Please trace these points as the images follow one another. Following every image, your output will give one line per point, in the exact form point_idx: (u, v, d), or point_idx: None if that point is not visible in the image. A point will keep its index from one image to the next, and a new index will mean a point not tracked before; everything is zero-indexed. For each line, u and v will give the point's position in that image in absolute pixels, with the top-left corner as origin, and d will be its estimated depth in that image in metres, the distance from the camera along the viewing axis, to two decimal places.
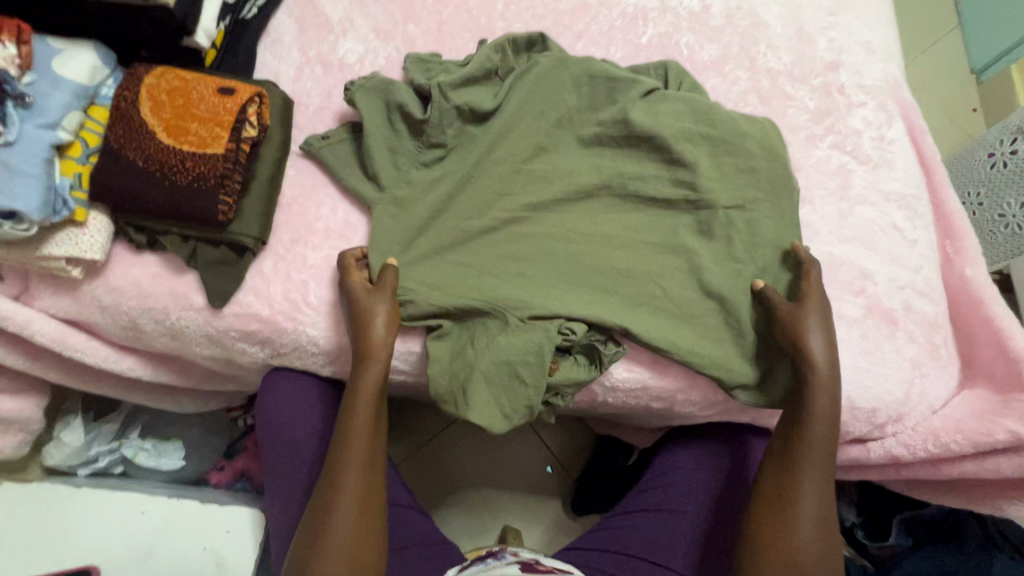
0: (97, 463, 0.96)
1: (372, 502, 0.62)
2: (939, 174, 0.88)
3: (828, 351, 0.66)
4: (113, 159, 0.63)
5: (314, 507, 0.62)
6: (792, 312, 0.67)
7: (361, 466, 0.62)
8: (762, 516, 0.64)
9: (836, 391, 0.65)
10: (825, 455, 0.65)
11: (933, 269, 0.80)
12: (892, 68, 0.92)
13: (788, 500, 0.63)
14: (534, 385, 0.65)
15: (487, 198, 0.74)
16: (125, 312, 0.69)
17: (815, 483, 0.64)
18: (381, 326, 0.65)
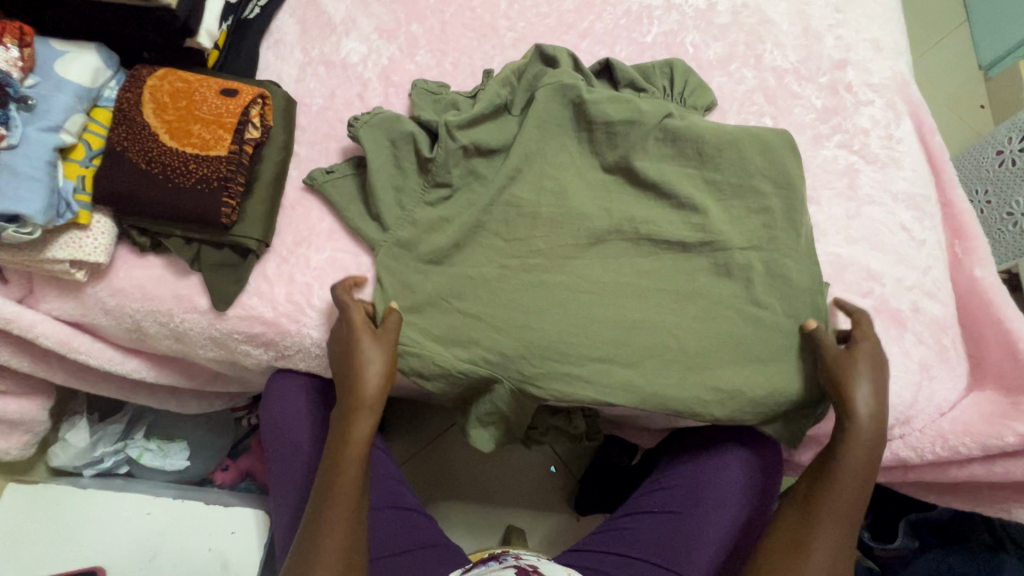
0: (102, 464, 0.96)
1: (354, 552, 0.60)
2: (948, 174, 0.87)
3: (875, 403, 0.66)
4: (115, 162, 0.63)
5: (295, 560, 0.60)
6: (840, 358, 0.67)
7: (349, 516, 0.61)
8: (774, 557, 0.65)
9: (874, 442, 0.66)
10: (847, 502, 0.65)
11: (941, 269, 0.79)
12: (900, 65, 0.91)
13: (803, 542, 0.64)
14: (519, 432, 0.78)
15: (497, 247, 0.74)
16: (129, 315, 0.69)
17: (834, 530, 0.64)
18: (375, 373, 0.65)
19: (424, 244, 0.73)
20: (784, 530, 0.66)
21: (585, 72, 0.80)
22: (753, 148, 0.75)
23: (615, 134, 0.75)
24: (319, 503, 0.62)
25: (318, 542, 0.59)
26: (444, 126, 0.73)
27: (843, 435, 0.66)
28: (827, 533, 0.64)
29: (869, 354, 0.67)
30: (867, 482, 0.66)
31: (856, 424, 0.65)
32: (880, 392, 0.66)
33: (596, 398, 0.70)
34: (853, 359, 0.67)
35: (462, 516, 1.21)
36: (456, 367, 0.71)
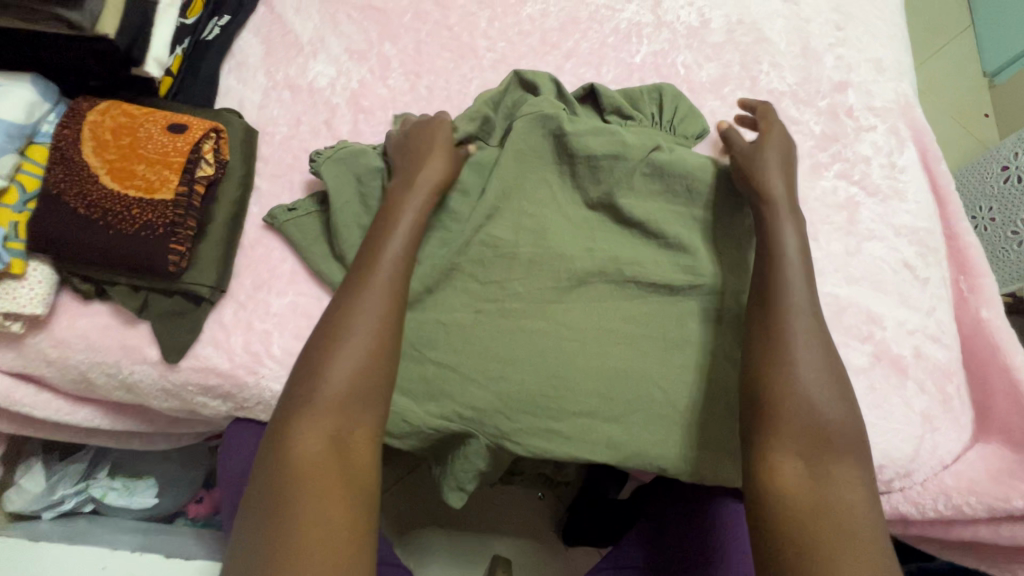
0: (63, 506, 0.91)
1: (390, 341, 0.56)
2: (953, 205, 0.82)
3: (787, 189, 0.67)
4: (50, 206, 0.58)
5: (330, 312, 0.57)
6: (750, 156, 0.69)
7: (387, 309, 0.57)
8: (765, 379, 0.57)
9: (799, 229, 0.65)
10: (806, 303, 0.60)
11: (945, 310, 0.75)
12: (905, 87, 0.86)
13: (784, 351, 0.57)
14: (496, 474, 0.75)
15: (472, 289, 0.69)
16: (74, 366, 0.64)
17: (809, 328, 0.59)
18: (442, 155, 0.66)
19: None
20: (761, 346, 0.59)
21: (568, 97, 0.75)
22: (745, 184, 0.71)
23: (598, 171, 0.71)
24: (352, 284, 0.58)
25: (352, 323, 0.55)
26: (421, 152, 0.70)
27: (770, 231, 0.64)
28: (807, 347, 0.57)
29: (776, 143, 0.70)
30: (809, 273, 0.62)
31: (779, 211, 0.65)
32: (782, 170, 0.68)
33: (580, 458, 0.66)
34: (756, 152, 0.69)
35: (444, 549, 1.15)
36: (425, 425, 0.66)
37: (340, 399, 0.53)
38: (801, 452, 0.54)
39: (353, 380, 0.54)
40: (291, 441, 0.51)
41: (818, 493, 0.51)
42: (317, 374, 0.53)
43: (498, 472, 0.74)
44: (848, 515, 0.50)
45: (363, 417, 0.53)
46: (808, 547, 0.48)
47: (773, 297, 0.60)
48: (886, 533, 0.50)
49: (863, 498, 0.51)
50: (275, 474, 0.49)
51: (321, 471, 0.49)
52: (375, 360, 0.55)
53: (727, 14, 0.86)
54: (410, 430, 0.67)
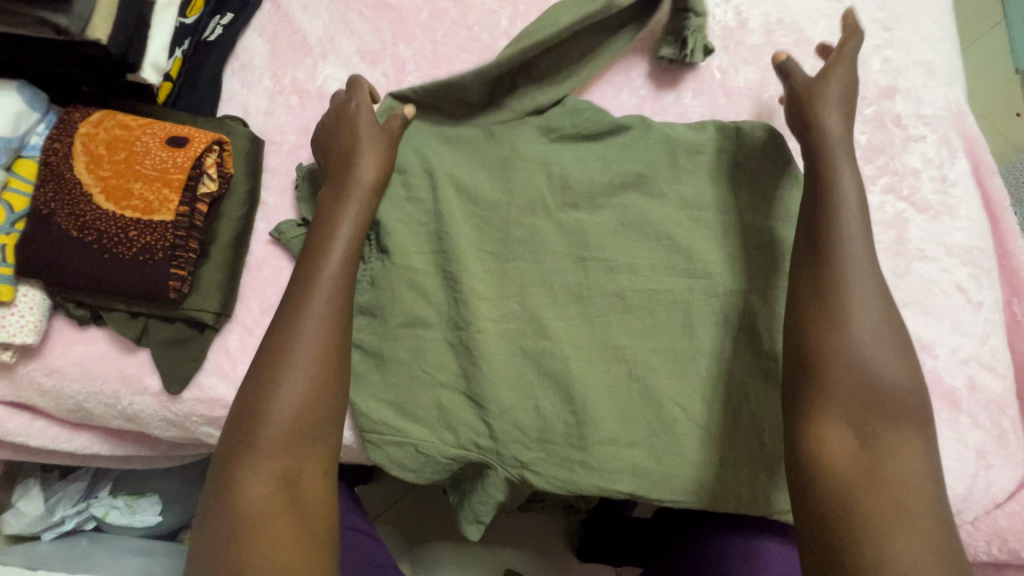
0: (63, 526, 0.87)
1: (334, 372, 0.53)
2: (1007, 222, 0.76)
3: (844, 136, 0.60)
4: (40, 227, 0.54)
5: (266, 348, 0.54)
6: (812, 91, 0.62)
7: (321, 340, 0.53)
8: (814, 334, 0.52)
9: (858, 178, 0.58)
10: (865, 259, 0.54)
11: (1000, 337, 0.70)
12: (956, 93, 0.80)
13: (841, 318, 0.51)
14: (513, 501, 0.70)
15: (488, 302, 0.64)
16: (69, 396, 0.60)
17: (871, 286, 0.53)
18: (369, 155, 0.62)
19: (394, 308, 0.64)
20: (814, 302, 0.53)
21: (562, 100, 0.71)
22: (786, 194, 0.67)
23: (611, 191, 0.67)
24: (287, 312, 0.54)
25: (288, 358, 0.52)
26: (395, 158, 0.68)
27: (827, 175, 0.58)
28: (866, 308, 0.52)
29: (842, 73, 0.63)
30: (867, 226, 0.56)
31: (838, 156, 0.58)
32: (843, 112, 0.62)
33: (606, 491, 0.61)
34: (821, 80, 0.63)
35: (454, 563, 1.11)
36: (442, 455, 0.62)
37: (282, 443, 0.49)
38: (850, 420, 0.49)
39: (292, 416, 0.50)
40: (236, 491, 0.48)
41: (870, 462, 0.47)
42: (255, 417, 0.50)
43: (514, 503, 0.70)
44: (901, 489, 0.45)
45: (314, 455, 0.51)
46: (862, 518, 0.44)
47: (825, 249, 0.54)
48: (942, 507, 0.45)
49: (920, 472, 0.46)
50: (224, 526, 0.47)
51: (272, 519, 0.47)
52: (318, 395, 0.52)
53: (766, 12, 0.80)
54: (426, 460, 0.62)
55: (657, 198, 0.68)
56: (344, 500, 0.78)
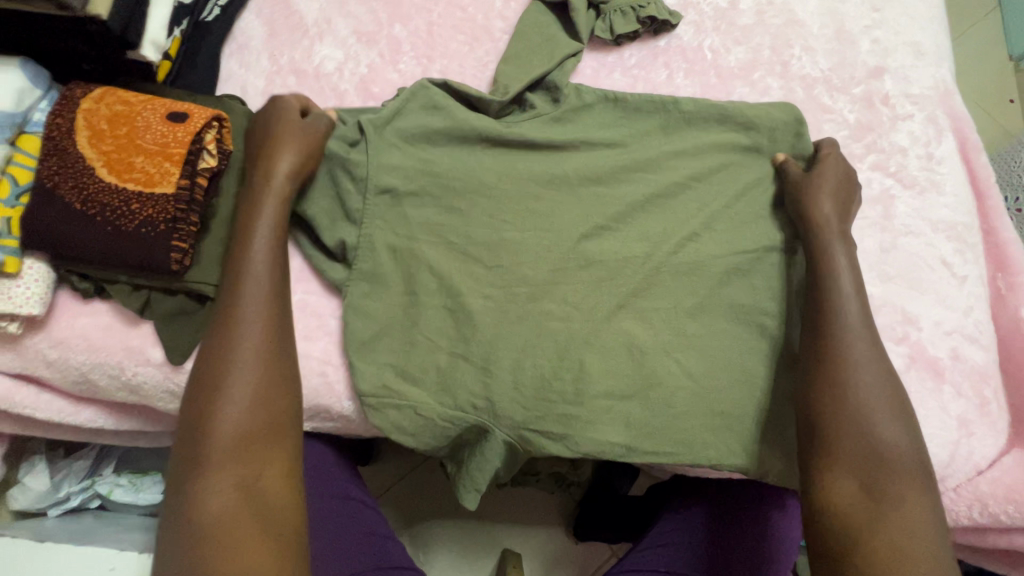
0: (69, 503, 0.89)
1: (280, 372, 0.55)
2: (992, 198, 0.78)
3: (840, 215, 0.65)
4: (44, 200, 0.55)
5: (208, 356, 0.55)
6: (802, 180, 0.67)
7: (269, 343, 0.55)
8: (823, 390, 0.57)
9: (851, 257, 0.63)
10: (857, 315, 0.60)
11: (984, 310, 0.71)
12: (944, 72, 0.81)
13: (840, 372, 0.57)
14: (507, 472, 0.70)
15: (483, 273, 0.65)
16: (74, 368, 0.61)
17: (866, 350, 0.58)
18: (286, 159, 0.61)
19: (399, 276, 0.65)
20: (818, 372, 0.58)
21: (558, 89, 0.72)
22: (759, 182, 0.71)
23: (603, 168, 0.69)
24: (225, 323, 0.55)
25: (234, 366, 0.53)
26: (364, 126, 0.66)
27: (822, 255, 0.63)
28: (867, 372, 0.57)
29: (830, 168, 0.68)
30: (864, 300, 0.61)
31: (821, 236, 0.64)
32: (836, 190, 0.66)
33: (594, 453, 0.63)
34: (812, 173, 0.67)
35: (454, 542, 1.14)
36: (439, 417, 0.63)
37: (233, 449, 0.51)
38: (856, 471, 0.54)
39: (242, 420, 0.52)
40: (196, 499, 0.49)
41: (872, 508, 0.52)
42: (204, 427, 0.51)
43: (510, 474, 0.72)
44: (903, 531, 0.50)
45: (271, 452, 0.52)
46: (862, 557, 0.50)
47: (825, 320, 0.60)
48: (947, 554, 0.50)
49: (917, 517, 0.51)
50: (185, 538, 0.47)
51: (236, 521, 0.48)
52: (268, 396, 0.53)
53: None
54: (424, 423, 0.63)
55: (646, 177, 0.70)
56: (341, 471, 0.79)
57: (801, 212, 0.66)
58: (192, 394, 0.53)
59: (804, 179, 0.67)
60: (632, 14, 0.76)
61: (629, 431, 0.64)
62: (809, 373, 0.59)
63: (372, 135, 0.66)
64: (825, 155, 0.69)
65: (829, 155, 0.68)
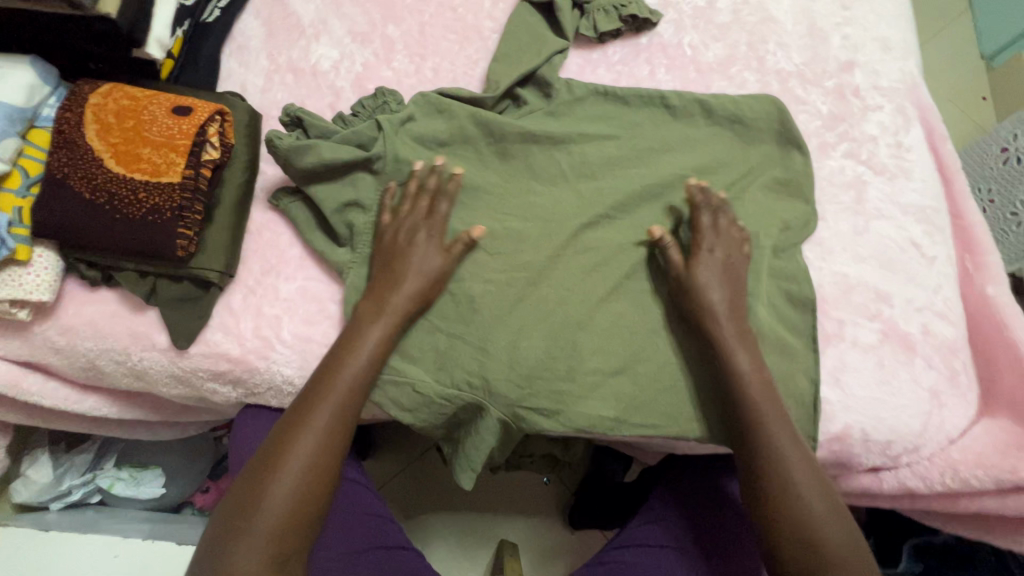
0: (70, 497, 0.90)
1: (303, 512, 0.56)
2: (959, 184, 0.82)
3: (729, 308, 0.65)
4: (55, 190, 0.57)
5: (235, 498, 0.57)
6: (683, 271, 0.67)
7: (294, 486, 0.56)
8: (768, 490, 0.61)
9: (752, 357, 0.64)
10: (774, 411, 0.63)
11: (952, 288, 0.75)
12: (911, 66, 0.85)
13: (777, 473, 0.61)
14: (502, 452, 0.73)
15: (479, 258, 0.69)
16: (81, 354, 0.63)
17: (794, 453, 0.61)
18: (413, 287, 0.63)
19: None
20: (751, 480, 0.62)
21: (549, 84, 0.75)
22: (734, 170, 0.75)
23: (588, 159, 0.73)
24: (267, 454, 0.57)
25: (266, 488, 0.55)
26: (382, 123, 0.69)
27: (724, 360, 0.64)
28: (793, 454, 0.61)
29: (710, 261, 0.66)
30: (775, 399, 0.63)
31: (725, 329, 0.64)
32: (726, 282, 0.66)
33: (584, 427, 0.66)
34: (692, 272, 0.66)
35: (451, 534, 1.16)
36: (437, 394, 0.66)
37: None
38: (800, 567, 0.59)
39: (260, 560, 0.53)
40: None
41: None
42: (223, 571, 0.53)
43: (504, 454, 0.74)
44: None
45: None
46: None
47: (752, 419, 0.63)
48: None
49: None
50: None
51: None
52: (289, 535, 0.55)
53: None
54: (423, 399, 0.66)
55: (630, 166, 0.74)
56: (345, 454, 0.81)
57: (694, 303, 0.66)
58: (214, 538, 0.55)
59: (686, 276, 0.66)
60: (615, 12, 0.79)
61: (617, 407, 0.67)
62: (744, 476, 0.63)
63: (390, 134, 0.69)
64: (701, 238, 0.67)
65: (703, 248, 0.67)
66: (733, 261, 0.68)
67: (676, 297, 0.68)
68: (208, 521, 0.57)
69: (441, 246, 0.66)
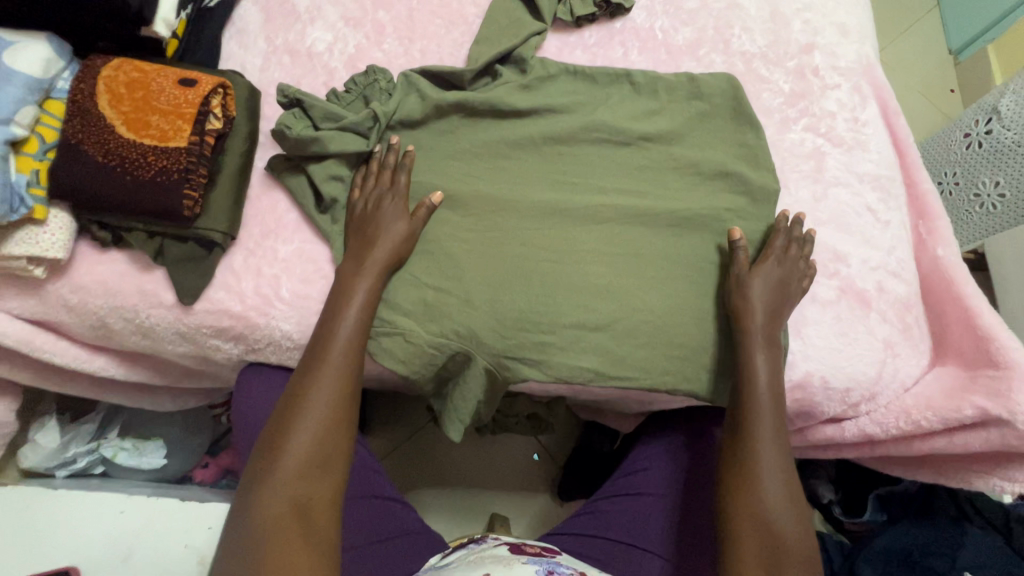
0: (76, 465, 0.94)
1: (321, 485, 0.60)
2: (912, 156, 0.88)
3: (768, 313, 0.70)
4: (70, 154, 0.62)
5: (257, 464, 0.60)
6: (742, 277, 0.72)
7: (310, 457, 0.60)
8: (733, 478, 0.67)
9: (771, 360, 0.69)
10: (769, 403, 0.67)
11: (905, 250, 0.81)
12: (867, 48, 0.92)
13: (754, 458, 0.66)
14: (490, 406, 0.77)
15: (464, 224, 0.74)
16: (92, 311, 0.68)
17: (772, 419, 0.67)
18: (384, 247, 0.69)
19: None
20: (733, 449, 0.68)
21: (526, 62, 0.81)
22: (700, 144, 0.81)
23: (566, 133, 0.78)
24: (284, 422, 0.61)
25: (288, 452, 0.59)
26: (377, 115, 0.74)
27: (746, 356, 0.69)
28: (769, 451, 0.66)
29: (768, 272, 0.72)
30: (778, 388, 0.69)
31: (756, 326, 0.70)
32: (774, 296, 0.71)
33: (563, 377, 0.72)
34: (751, 277, 0.72)
35: (444, 508, 1.19)
36: (428, 345, 0.70)
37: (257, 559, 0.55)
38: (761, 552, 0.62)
39: (278, 527, 0.56)
40: None
41: None
42: (247, 529, 0.57)
43: (491, 411, 0.79)
44: None
45: (303, 542, 0.56)
46: None
47: (745, 405, 0.68)
48: None
49: None
50: None
51: None
52: (306, 509, 0.58)
53: None
54: (413, 350, 0.71)
55: (605, 139, 0.79)
56: None
57: (736, 301, 0.72)
58: (241, 497, 0.59)
59: (742, 278, 0.72)
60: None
61: (594, 359, 0.72)
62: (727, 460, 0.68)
63: (382, 117, 0.74)
64: (769, 253, 0.73)
65: (769, 258, 0.72)
66: (788, 278, 0.73)
67: (728, 298, 0.73)
68: (235, 496, 0.60)
69: (404, 211, 0.71)
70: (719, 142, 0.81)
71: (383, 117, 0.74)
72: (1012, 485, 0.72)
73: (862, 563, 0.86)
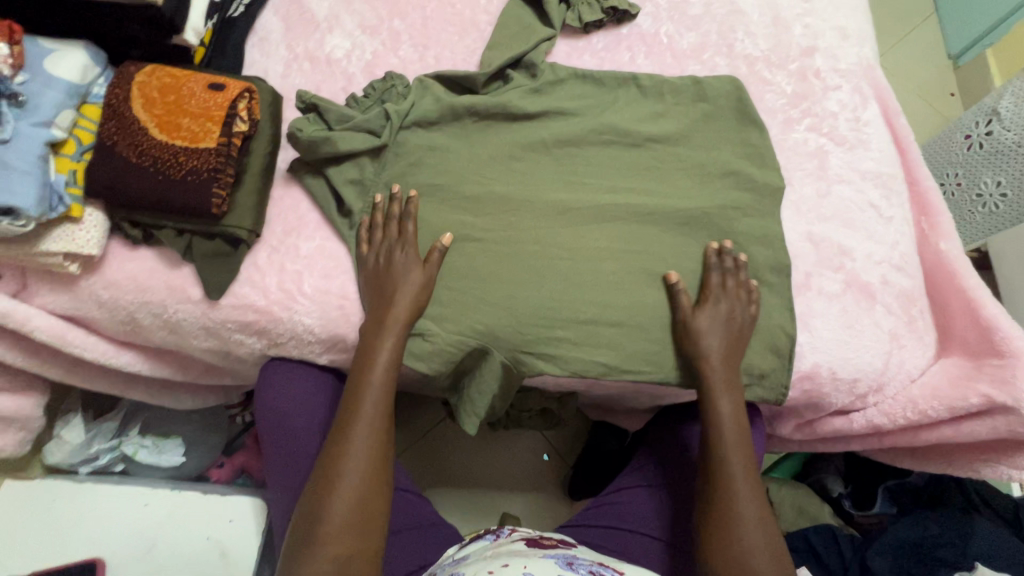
0: (97, 462, 0.95)
1: (354, 543, 0.61)
2: (913, 154, 0.90)
3: (723, 354, 0.72)
4: (105, 155, 0.65)
5: (301, 523, 0.63)
6: (688, 319, 0.73)
7: (343, 513, 0.62)
8: (713, 523, 0.67)
9: (735, 404, 0.72)
10: (740, 449, 0.70)
11: (908, 245, 0.83)
12: (866, 51, 0.95)
13: (732, 500, 0.67)
14: (504, 400, 0.79)
15: (478, 222, 0.77)
16: (123, 307, 0.70)
17: (744, 474, 0.69)
18: (407, 297, 0.70)
19: None
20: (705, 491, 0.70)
21: (536, 66, 0.84)
22: (706, 143, 0.83)
23: (576, 133, 0.81)
24: (323, 480, 0.64)
25: (326, 509, 0.62)
26: (389, 112, 0.77)
27: (711, 404, 0.72)
28: (746, 495, 0.68)
29: (712, 313, 0.73)
30: (745, 440, 0.71)
31: (712, 370, 0.72)
32: (725, 335, 0.73)
33: (575, 369, 0.74)
34: (696, 321, 0.73)
35: (457, 508, 1.20)
36: (447, 341, 0.73)
37: None
38: None
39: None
40: None
41: None
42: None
43: (506, 404, 0.81)
44: None
45: None
46: None
47: (719, 451, 0.70)
48: None
49: None
50: None
51: None
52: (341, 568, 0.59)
53: None
54: (430, 344, 0.73)
55: (614, 140, 0.82)
56: None
57: (691, 347, 0.73)
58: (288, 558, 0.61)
59: (688, 322, 0.73)
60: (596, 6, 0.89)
61: (606, 352, 0.74)
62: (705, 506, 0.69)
63: (396, 121, 0.77)
64: (708, 294, 0.74)
65: (709, 299, 0.74)
66: (733, 313, 0.74)
67: (681, 341, 0.74)
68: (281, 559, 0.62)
69: (420, 259, 0.72)
70: (724, 142, 0.84)
71: (396, 120, 0.77)
72: (1018, 473, 0.75)
73: (873, 556, 0.87)
